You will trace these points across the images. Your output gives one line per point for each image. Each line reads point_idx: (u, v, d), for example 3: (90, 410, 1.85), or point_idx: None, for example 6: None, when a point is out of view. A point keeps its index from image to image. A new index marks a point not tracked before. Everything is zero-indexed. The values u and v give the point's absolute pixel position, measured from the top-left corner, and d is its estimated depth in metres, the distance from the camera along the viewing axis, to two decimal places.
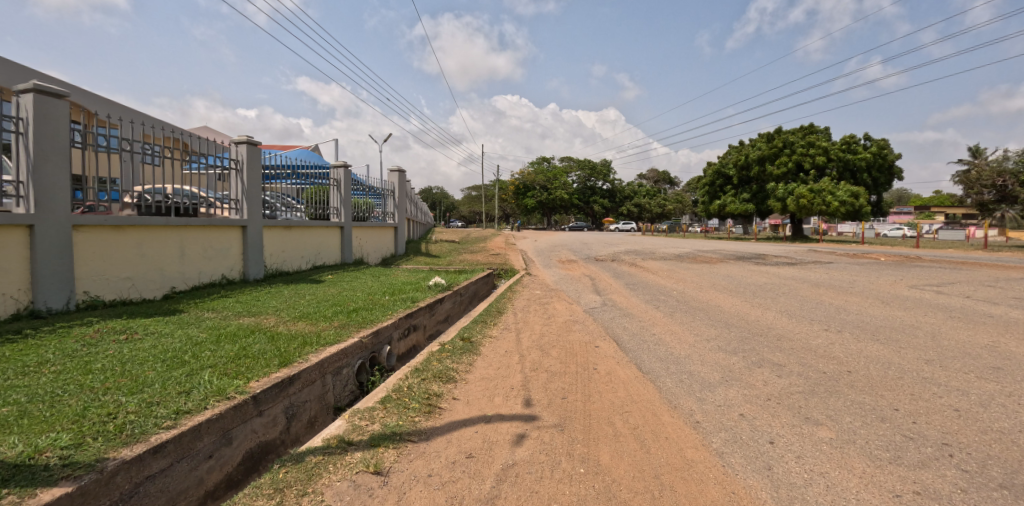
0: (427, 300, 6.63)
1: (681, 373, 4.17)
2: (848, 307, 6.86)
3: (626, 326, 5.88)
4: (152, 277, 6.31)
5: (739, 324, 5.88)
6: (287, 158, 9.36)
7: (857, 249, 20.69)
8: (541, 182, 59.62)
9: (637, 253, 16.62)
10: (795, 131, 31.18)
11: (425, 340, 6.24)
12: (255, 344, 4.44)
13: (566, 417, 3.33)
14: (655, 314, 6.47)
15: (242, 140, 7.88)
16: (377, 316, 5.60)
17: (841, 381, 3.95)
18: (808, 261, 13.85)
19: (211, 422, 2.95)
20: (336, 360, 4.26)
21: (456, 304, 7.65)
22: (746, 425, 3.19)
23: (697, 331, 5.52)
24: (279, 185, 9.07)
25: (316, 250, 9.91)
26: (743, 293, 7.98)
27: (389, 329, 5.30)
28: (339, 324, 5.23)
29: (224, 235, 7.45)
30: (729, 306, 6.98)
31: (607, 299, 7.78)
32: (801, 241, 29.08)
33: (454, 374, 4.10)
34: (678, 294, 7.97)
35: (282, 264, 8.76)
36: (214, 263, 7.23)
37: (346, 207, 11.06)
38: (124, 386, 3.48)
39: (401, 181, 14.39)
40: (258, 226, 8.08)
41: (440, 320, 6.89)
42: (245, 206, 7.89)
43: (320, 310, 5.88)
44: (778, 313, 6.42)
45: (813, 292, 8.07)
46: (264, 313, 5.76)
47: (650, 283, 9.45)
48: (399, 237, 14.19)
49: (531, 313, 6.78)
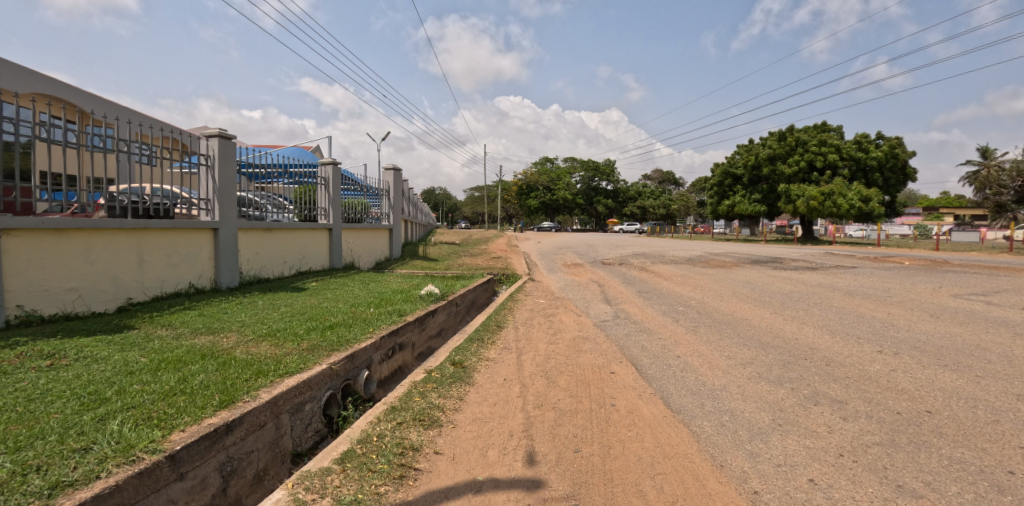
0: (416, 313, 5.82)
1: (721, 413, 3.35)
2: (895, 321, 6.03)
3: (645, 345, 5.06)
4: (103, 288, 5.54)
5: (776, 344, 5.05)
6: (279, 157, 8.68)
7: (874, 250, 19.75)
8: (544, 183, 58.73)
9: (644, 257, 15.79)
10: (806, 130, 30.28)
11: (413, 361, 5.44)
12: (199, 374, 3.66)
13: (581, 484, 2.52)
14: (676, 330, 5.65)
15: (213, 132, 7.08)
16: (355, 335, 4.78)
17: (925, 427, 3.14)
18: (830, 265, 12.98)
19: (100, 500, 2.18)
20: (295, 395, 3.47)
21: (451, 315, 6.86)
22: (823, 499, 2.36)
23: (729, 353, 4.70)
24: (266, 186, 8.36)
25: (301, 254, 9.11)
26: (771, 304, 7.14)
27: (368, 351, 4.51)
28: (308, 345, 4.43)
29: (192, 239, 6.68)
30: (759, 319, 6.15)
31: (619, 310, 6.96)
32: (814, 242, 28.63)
33: (439, 415, 3.30)
34: (698, 305, 7.16)
35: (262, 270, 7.99)
36: (180, 270, 6.48)
37: (335, 208, 10.28)
38: (11, 436, 2.70)
39: (397, 180, 13.61)
40: (232, 228, 7.29)
41: (431, 336, 6.10)
42: (217, 206, 7.08)
43: (290, 327, 5.07)
44: (819, 330, 5.58)
45: (848, 302, 7.23)
46: (225, 332, 4.98)
47: (665, 291, 8.61)
48: (395, 240, 13.43)
49: (534, 328, 5.97)
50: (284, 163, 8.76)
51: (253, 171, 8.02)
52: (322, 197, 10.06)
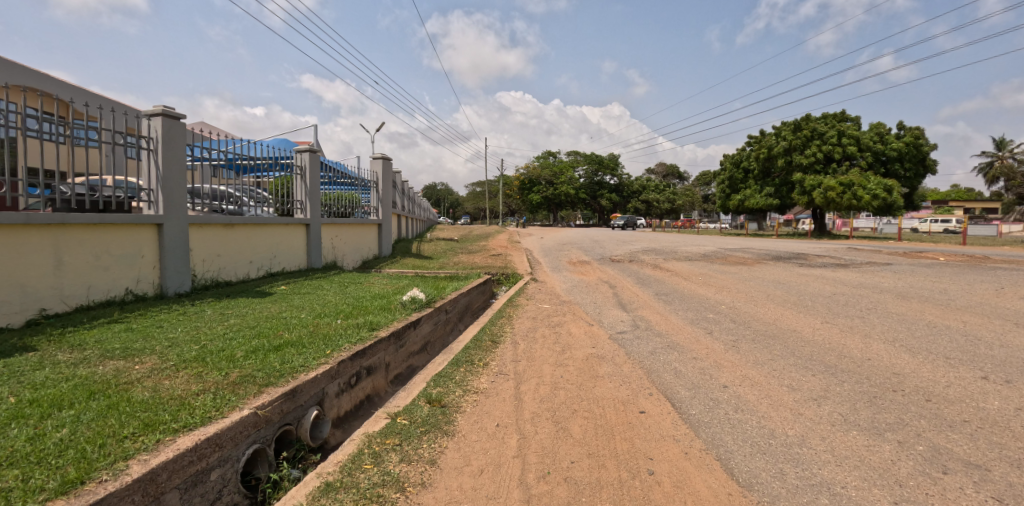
0: (392, 326, 4.71)
1: (815, 491, 2.26)
2: (979, 334, 4.91)
3: (679, 369, 3.95)
4: (7, 298, 4.45)
5: (848, 368, 3.93)
6: (269, 147, 8.10)
7: (900, 245, 18.45)
8: (547, 178, 57.46)
9: (655, 254, 14.62)
10: (823, 119, 28.92)
11: (386, 387, 4.34)
12: (62, 430, 2.58)
13: None
14: (713, 346, 4.55)
15: (155, 110, 5.90)
16: (305, 359, 3.69)
17: None
18: (860, 262, 11.80)
19: None
20: (189, 464, 2.40)
21: (438, 325, 5.75)
22: None
23: (791, 383, 3.60)
24: (248, 177, 7.59)
25: (271, 253, 7.98)
26: (819, 309, 6.02)
27: (318, 384, 3.42)
28: (238, 376, 3.35)
29: (130, 236, 5.56)
30: (810, 331, 5.03)
31: (638, 318, 5.85)
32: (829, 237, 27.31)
33: (398, 497, 2.20)
34: (729, 311, 6.04)
35: (222, 272, 6.87)
36: (113, 274, 5.37)
37: (314, 201, 9.17)
38: None
39: (387, 170, 12.45)
40: (182, 223, 6.16)
41: (413, 353, 4.99)
42: (161, 198, 5.92)
43: (228, 349, 3.98)
44: (892, 347, 4.46)
45: (908, 308, 6.10)
46: (143, 356, 3.90)
47: (686, 293, 7.53)
48: (385, 237, 12.33)
49: (538, 343, 4.87)
50: (273, 154, 8.16)
51: (239, 162, 7.35)
52: (298, 189, 8.95)
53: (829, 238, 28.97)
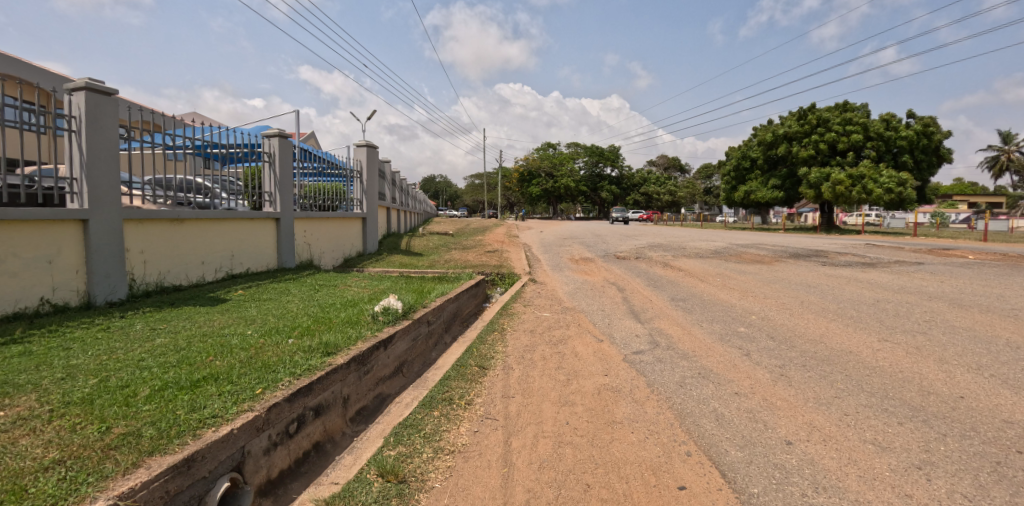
0: (356, 347, 3.78)
1: None
2: None
3: (721, 413, 3.02)
4: None
5: (942, 413, 3.00)
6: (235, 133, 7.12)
7: (921, 241, 17.32)
8: (546, 170, 56.39)
9: (661, 250, 13.65)
10: (828, 110, 27.91)
11: (341, 429, 3.39)
12: None
13: None
14: (757, 376, 3.61)
15: (77, 84, 4.92)
16: (224, 402, 2.76)
17: None
18: (887, 261, 10.83)
19: None
20: None
21: (417, 340, 4.83)
22: None
23: (877, 440, 2.66)
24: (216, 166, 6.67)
25: (231, 252, 7.01)
26: (868, 322, 5.08)
27: (233, 444, 2.48)
28: (121, 434, 2.42)
29: (46, 235, 4.59)
30: (870, 354, 4.09)
31: (656, 333, 4.93)
32: (876, 238, 20.10)
33: None
34: (763, 323, 5.11)
35: (167, 275, 5.91)
36: (22, 281, 4.40)
37: (285, 193, 8.19)
38: None
39: (371, 159, 11.44)
40: (115, 218, 5.19)
41: (382, 378, 4.06)
42: (87, 188, 4.96)
43: (131, 387, 3.04)
44: (983, 379, 3.53)
45: (973, 321, 5.15)
46: (14, 397, 2.93)
47: (706, 298, 6.61)
48: (370, 232, 11.34)
49: (537, 368, 3.94)
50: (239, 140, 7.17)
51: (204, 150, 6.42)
52: (267, 179, 7.96)
53: (882, 238, 20.19)
